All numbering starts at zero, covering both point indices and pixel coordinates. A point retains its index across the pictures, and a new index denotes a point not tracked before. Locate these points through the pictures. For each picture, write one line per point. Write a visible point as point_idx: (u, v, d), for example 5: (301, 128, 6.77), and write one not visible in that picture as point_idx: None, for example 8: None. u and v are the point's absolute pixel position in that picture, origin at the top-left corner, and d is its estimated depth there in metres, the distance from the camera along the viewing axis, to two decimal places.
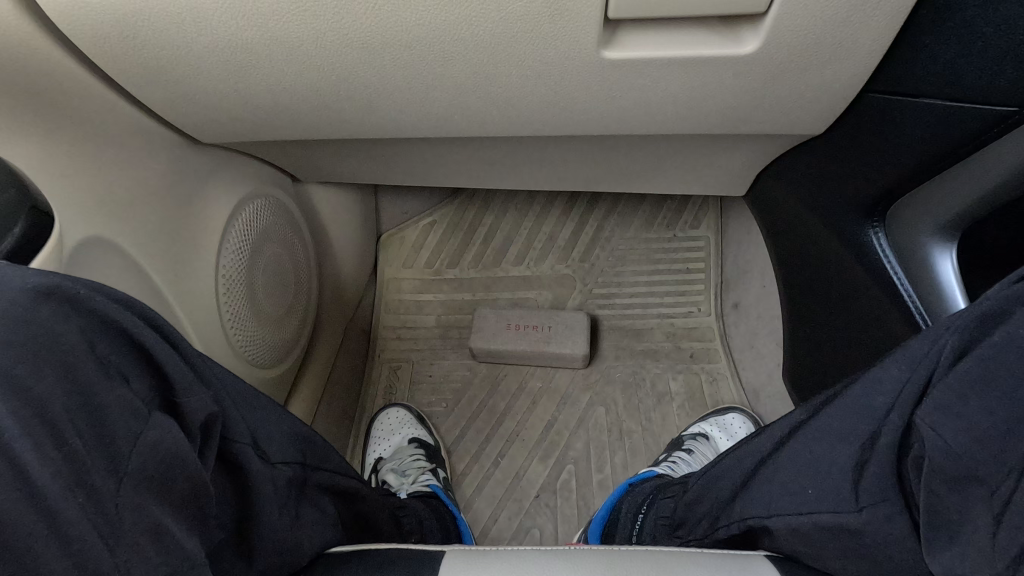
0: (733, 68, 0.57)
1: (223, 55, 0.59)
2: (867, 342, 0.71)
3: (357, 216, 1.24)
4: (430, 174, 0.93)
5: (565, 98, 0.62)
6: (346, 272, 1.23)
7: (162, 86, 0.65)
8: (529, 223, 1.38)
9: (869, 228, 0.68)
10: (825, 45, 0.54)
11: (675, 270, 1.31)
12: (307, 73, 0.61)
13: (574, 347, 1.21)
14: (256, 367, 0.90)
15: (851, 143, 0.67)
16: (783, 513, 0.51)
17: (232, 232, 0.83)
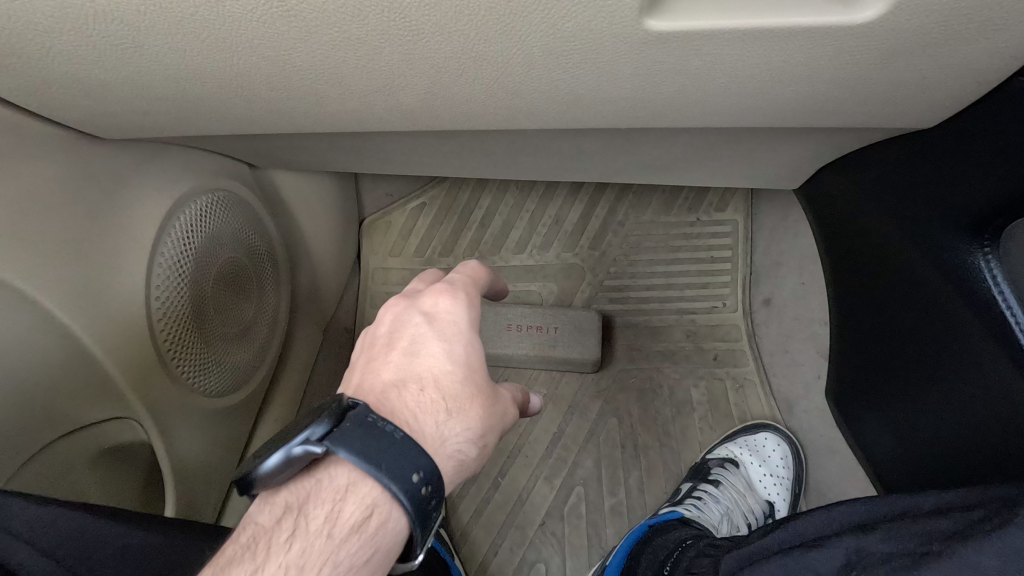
0: (829, 44, 0.40)
1: (104, 30, 0.44)
2: (966, 380, 0.61)
3: (331, 202, 1.07)
4: (413, 163, 0.75)
5: (584, 82, 0.46)
6: (324, 267, 1.07)
7: (35, 69, 0.49)
8: (531, 205, 1.21)
9: (978, 252, 0.59)
10: (967, 15, 0.37)
11: (698, 259, 1.14)
12: (224, 52, 0.45)
13: (583, 353, 1.07)
14: (210, 399, 0.75)
15: (957, 159, 0.56)
16: None
17: (168, 242, 0.68)
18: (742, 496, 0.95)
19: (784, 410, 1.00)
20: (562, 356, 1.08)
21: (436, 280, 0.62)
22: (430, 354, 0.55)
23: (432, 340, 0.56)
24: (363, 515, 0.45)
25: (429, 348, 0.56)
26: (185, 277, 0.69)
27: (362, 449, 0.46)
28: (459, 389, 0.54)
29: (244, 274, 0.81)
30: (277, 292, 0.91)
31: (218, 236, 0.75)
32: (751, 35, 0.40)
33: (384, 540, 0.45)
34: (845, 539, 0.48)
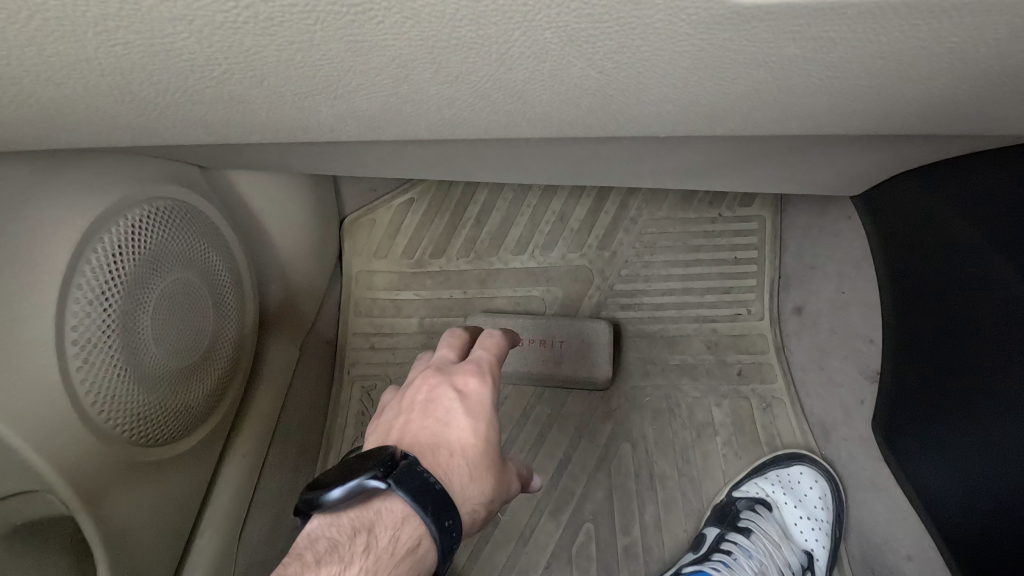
0: (942, 11, 0.32)
1: None
2: None
3: (306, 202, 0.93)
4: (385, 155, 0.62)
5: (619, 37, 0.36)
6: (298, 275, 0.94)
7: None
8: (532, 200, 1.08)
9: None
10: None
11: (721, 260, 1.01)
12: (153, 10, 0.34)
13: (594, 370, 0.96)
14: (157, 446, 0.65)
15: None
16: None
17: (88, 271, 0.55)
18: (776, 547, 0.84)
19: (819, 435, 0.89)
20: (570, 373, 0.97)
21: (464, 352, 0.66)
22: (461, 424, 0.58)
23: (464, 412, 0.59)
24: (408, 553, 0.49)
25: (459, 418, 0.58)
26: (111, 314, 0.57)
27: (421, 489, 0.50)
28: (484, 456, 0.57)
29: (194, 297, 0.69)
30: (236, 311, 0.78)
31: (155, 257, 0.63)
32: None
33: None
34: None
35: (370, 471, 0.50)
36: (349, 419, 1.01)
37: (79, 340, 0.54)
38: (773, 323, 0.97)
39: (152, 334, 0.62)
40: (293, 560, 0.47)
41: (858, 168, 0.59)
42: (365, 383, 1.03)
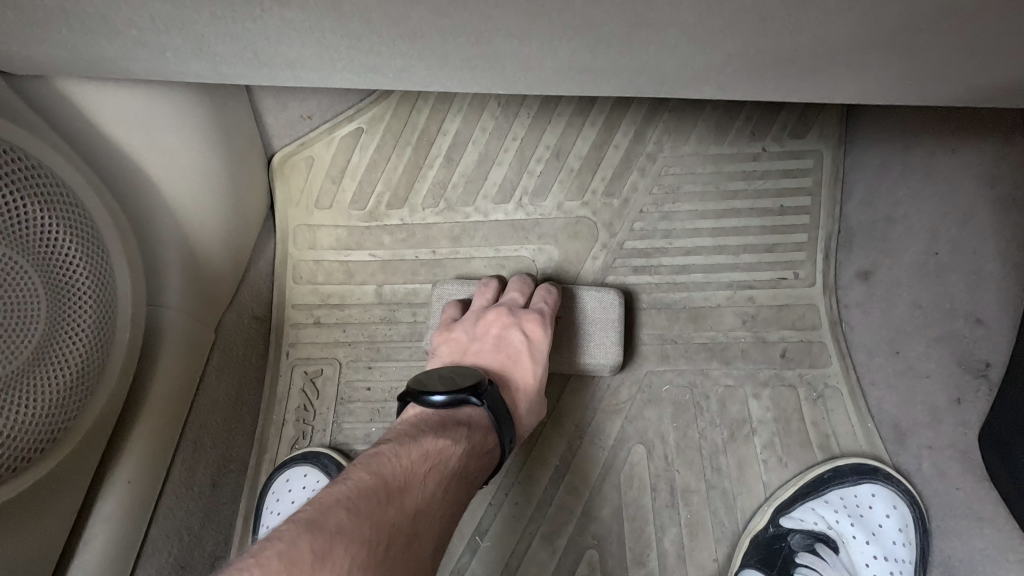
0: None
1: None
2: None
3: (205, 133, 0.67)
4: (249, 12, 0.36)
5: None
6: (207, 230, 0.70)
7: None
8: (520, 129, 0.82)
9: None
10: None
11: (764, 209, 0.77)
12: None
13: (600, 355, 0.70)
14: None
15: None
16: None
17: None
18: None
19: (890, 439, 0.68)
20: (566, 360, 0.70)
21: (528, 291, 0.70)
22: (526, 365, 0.62)
23: (532, 356, 0.63)
24: (488, 462, 0.51)
25: (525, 359, 0.62)
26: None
27: (504, 410, 0.54)
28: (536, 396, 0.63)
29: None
30: (96, 284, 0.54)
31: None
32: None
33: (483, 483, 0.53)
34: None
35: (471, 387, 0.53)
36: (288, 414, 0.79)
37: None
38: (828, 292, 0.75)
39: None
40: (398, 436, 0.48)
41: None
42: (308, 368, 0.80)
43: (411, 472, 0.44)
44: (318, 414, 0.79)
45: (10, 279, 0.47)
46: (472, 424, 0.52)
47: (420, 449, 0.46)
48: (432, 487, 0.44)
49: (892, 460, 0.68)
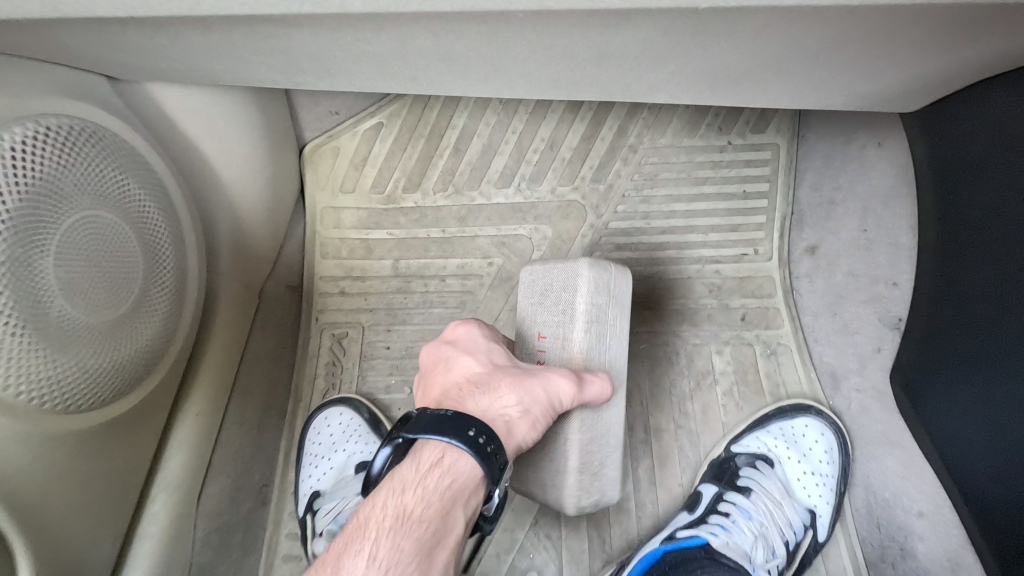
0: None
1: None
2: None
3: (252, 127, 0.79)
4: (322, 52, 0.49)
5: None
6: (253, 209, 0.82)
7: None
8: (519, 124, 0.94)
9: None
10: None
11: (729, 194, 0.90)
12: None
13: (596, 281, 0.61)
14: (109, 402, 0.59)
15: None
16: None
17: None
18: (777, 506, 0.74)
19: (828, 385, 0.82)
20: (596, 317, 0.61)
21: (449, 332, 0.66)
22: (464, 364, 0.57)
23: (459, 355, 0.58)
24: (461, 486, 0.48)
25: (459, 361, 0.57)
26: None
27: (430, 424, 0.49)
28: (505, 375, 0.55)
29: (108, 236, 0.57)
30: (175, 250, 0.67)
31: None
32: None
33: (487, 491, 0.50)
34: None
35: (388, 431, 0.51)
36: (319, 369, 0.91)
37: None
38: (782, 265, 0.88)
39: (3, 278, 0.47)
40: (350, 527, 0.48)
41: (919, 74, 0.48)
42: (336, 331, 0.93)
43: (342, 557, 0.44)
44: (345, 369, 0.91)
45: (118, 239, 0.58)
46: (407, 461, 0.49)
47: (347, 532, 0.46)
48: (362, 557, 0.44)
49: (829, 401, 0.81)
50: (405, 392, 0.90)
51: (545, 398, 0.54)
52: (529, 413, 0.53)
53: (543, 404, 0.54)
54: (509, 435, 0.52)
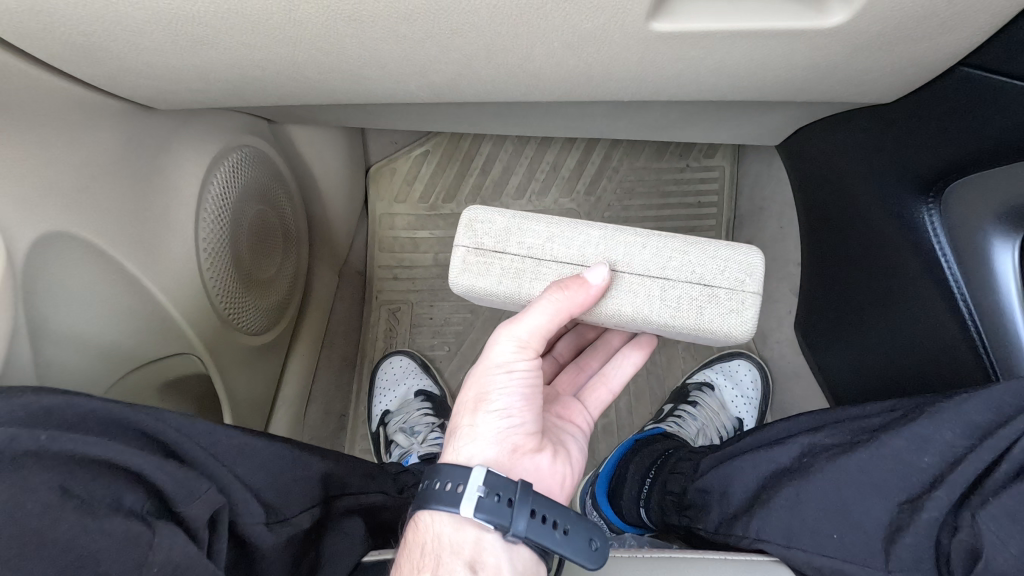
0: (794, 65, 0.47)
1: (176, 72, 0.48)
2: (877, 301, 0.69)
3: (339, 155, 1.10)
4: (422, 117, 0.80)
5: (592, 87, 0.52)
6: (336, 213, 1.13)
7: (110, 81, 0.49)
8: (531, 152, 1.26)
9: (922, 207, 0.60)
10: (911, 42, 0.44)
11: (688, 203, 1.21)
12: (295, 76, 0.50)
13: (470, 274, 0.60)
14: (256, 336, 0.87)
15: (913, 129, 0.58)
16: (803, 549, 0.49)
17: (208, 203, 0.72)
18: (716, 414, 1.01)
19: (759, 340, 1.11)
20: (510, 270, 0.59)
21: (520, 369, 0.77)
22: None
23: None
24: (429, 539, 0.51)
25: None
26: (201, 221, 0.71)
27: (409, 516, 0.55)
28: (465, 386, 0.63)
29: (262, 227, 0.85)
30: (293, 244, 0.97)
31: (226, 182, 0.75)
32: (773, 54, 0.46)
33: (472, 521, 0.50)
34: (800, 437, 0.56)
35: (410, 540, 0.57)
36: (379, 333, 1.20)
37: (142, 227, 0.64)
38: None
39: (223, 245, 0.74)
40: None
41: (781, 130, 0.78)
42: (391, 305, 1.22)
43: None
44: (399, 333, 1.20)
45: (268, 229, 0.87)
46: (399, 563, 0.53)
47: None
48: None
49: (758, 351, 1.10)
50: (445, 350, 1.19)
51: (489, 376, 0.58)
52: (485, 389, 0.58)
53: (491, 372, 0.58)
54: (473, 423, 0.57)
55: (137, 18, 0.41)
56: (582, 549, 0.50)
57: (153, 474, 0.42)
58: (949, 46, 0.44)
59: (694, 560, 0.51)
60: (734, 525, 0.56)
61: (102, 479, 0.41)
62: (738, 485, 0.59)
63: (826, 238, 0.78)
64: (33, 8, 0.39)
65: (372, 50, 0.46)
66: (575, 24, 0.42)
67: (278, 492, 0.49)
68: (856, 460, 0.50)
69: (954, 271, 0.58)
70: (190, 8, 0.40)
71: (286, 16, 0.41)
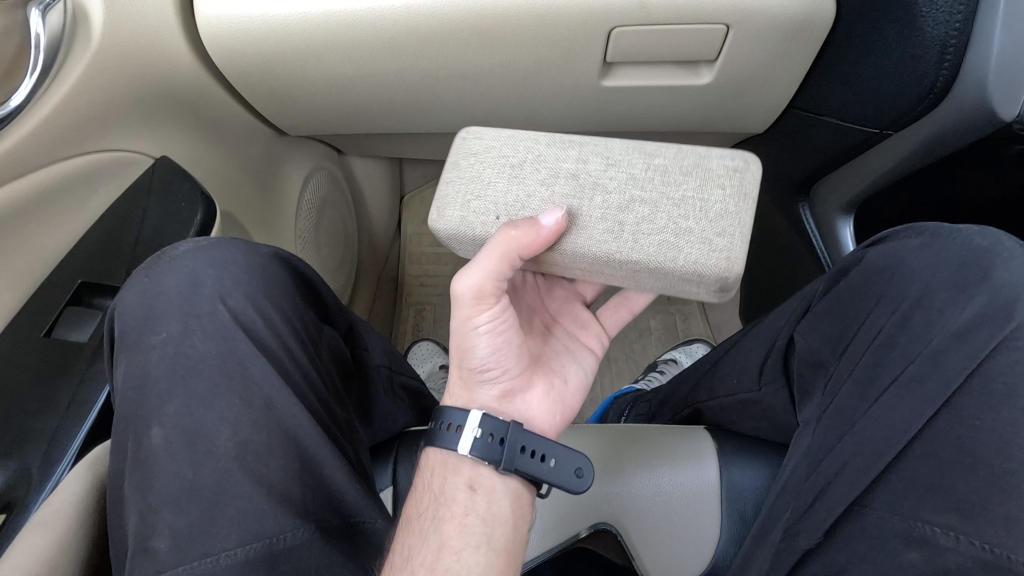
0: (691, 106, 0.78)
1: (316, 107, 0.78)
2: (781, 275, 0.96)
3: (382, 182, 1.41)
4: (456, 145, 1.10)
5: (575, 121, 0.82)
6: (376, 229, 1.42)
7: (272, 111, 0.78)
8: None
9: (799, 204, 0.85)
10: (754, 90, 0.74)
11: None
12: (389, 114, 0.80)
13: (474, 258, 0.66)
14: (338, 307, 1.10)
15: (778, 149, 0.86)
16: (716, 396, 0.72)
17: (302, 203, 0.93)
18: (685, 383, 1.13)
19: None
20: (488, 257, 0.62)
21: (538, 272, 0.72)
22: None
23: None
24: (434, 461, 0.56)
25: None
26: (301, 216, 0.93)
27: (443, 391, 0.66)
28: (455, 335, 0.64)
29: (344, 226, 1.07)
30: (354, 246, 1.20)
31: (315, 192, 0.97)
32: (676, 98, 0.76)
33: (469, 456, 0.54)
34: (726, 340, 0.79)
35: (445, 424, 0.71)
36: (408, 327, 1.47)
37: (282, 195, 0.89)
38: None
39: (308, 232, 0.94)
40: None
41: None
42: (418, 305, 1.49)
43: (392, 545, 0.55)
44: (424, 326, 1.47)
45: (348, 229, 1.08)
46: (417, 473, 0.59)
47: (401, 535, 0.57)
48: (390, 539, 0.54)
49: None
50: None
51: (461, 334, 0.58)
52: (462, 345, 0.59)
53: (462, 328, 0.58)
54: (463, 387, 0.60)
55: (311, 76, 0.71)
56: (567, 477, 0.55)
57: (324, 293, 0.61)
58: (778, 92, 0.74)
59: (648, 428, 0.70)
60: (684, 406, 0.79)
61: (295, 282, 0.58)
62: (682, 384, 0.83)
63: (750, 233, 1.05)
64: (255, 66, 0.69)
65: (439, 95, 0.76)
66: (559, 77, 0.72)
67: (372, 350, 0.67)
68: (749, 339, 0.70)
69: (821, 242, 0.82)
70: (342, 72, 0.71)
71: (394, 74, 0.71)
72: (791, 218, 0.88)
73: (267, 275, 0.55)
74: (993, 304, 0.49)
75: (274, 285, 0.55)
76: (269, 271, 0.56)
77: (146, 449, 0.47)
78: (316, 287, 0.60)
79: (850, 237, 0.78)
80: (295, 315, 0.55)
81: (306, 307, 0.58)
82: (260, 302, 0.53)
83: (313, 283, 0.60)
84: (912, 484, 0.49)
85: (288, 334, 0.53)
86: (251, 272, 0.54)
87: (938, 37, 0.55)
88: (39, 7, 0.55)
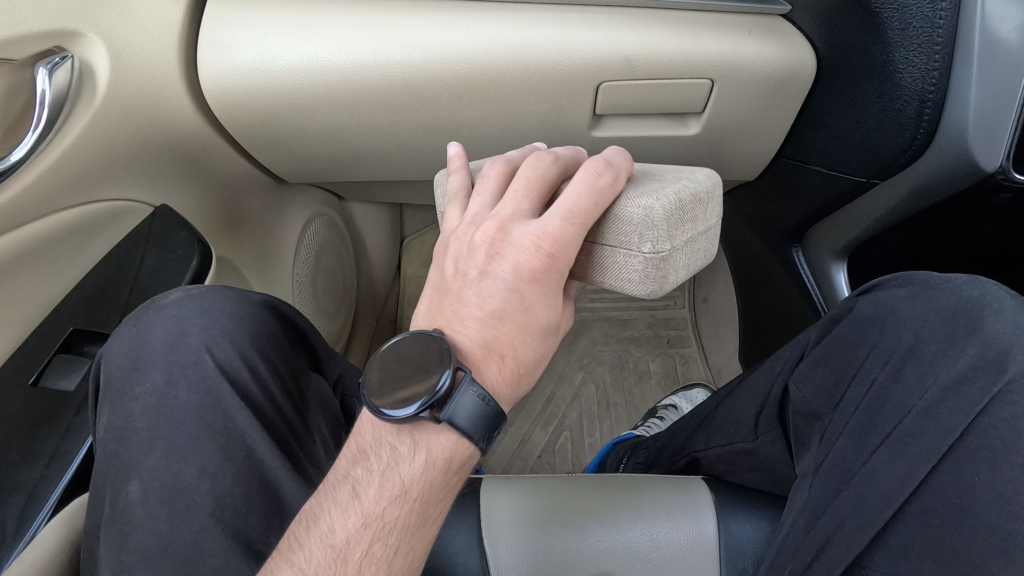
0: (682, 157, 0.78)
1: (318, 159, 0.80)
2: (781, 319, 0.94)
3: (382, 227, 1.42)
4: None
5: None
6: (375, 273, 1.42)
7: (272, 162, 0.80)
8: None
9: (794, 248, 0.85)
10: (743, 140, 0.75)
11: None
12: (387, 167, 0.82)
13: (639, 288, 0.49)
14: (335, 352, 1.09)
15: (770, 195, 0.86)
16: (715, 446, 0.70)
17: (301, 247, 0.93)
18: None
19: None
20: (603, 273, 0.50)
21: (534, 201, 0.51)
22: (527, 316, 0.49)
23: (537, 298, 0.49)
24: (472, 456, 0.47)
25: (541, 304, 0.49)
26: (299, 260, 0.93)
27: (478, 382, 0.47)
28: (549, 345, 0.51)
29: (343, 269, 1.06)
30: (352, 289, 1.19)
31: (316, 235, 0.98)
32: (665, 151, 0.77)
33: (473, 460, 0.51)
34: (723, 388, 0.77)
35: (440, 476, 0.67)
36: None
37: (279, 242, 0.89)
38: None
39: (306, 276, 0.94)
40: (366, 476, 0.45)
41: None
42: None
43: (364, 519, 0.43)
44: None
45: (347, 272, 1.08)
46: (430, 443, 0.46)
47: (370, 497, 0.44)
48: (380, 527, 0.44)
49: None
50: None
51: None
52: None
53: None
54: None
55: (311, 129, 0.73)
56: None
57: (312, 338, 0.59)
58: (766, 141, 0.76)
59: (642, 479, 0.67)
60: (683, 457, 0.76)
61: (282, 328, 0.57)
62: (680, 433, 0.80)
63: (747, 277, 1.05)
64: (256, 119, 0.71)
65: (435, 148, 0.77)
66: (552, 130, 0.73)
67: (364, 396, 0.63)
68: (747, 387, 0.69)
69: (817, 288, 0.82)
70: (340, 126, 0.73)
71: (391, 128, 0.73)
72: (786, 262, 0.88)
73: (253, 322, 0.54)
74: (984, 357, 0.49)
75: (260, 333, 0.54)
76: (257, 319, 0.55)
77: (122, 504, 0.46)
78: (305, 332, 0.58)
79: (845, 283, 0.77)
80: (278, 364, 0.55)
81: (291, 355, 0.57)
82: (243, 352, 0.53)
83: (301, 328, 0.58)
84: (911, 545, 0.47)
85: (268, 385, 0.53)
86: (238, 321, 0.54)
87: (917, 90, 0.57)
88: (47, 66, 0.57)
